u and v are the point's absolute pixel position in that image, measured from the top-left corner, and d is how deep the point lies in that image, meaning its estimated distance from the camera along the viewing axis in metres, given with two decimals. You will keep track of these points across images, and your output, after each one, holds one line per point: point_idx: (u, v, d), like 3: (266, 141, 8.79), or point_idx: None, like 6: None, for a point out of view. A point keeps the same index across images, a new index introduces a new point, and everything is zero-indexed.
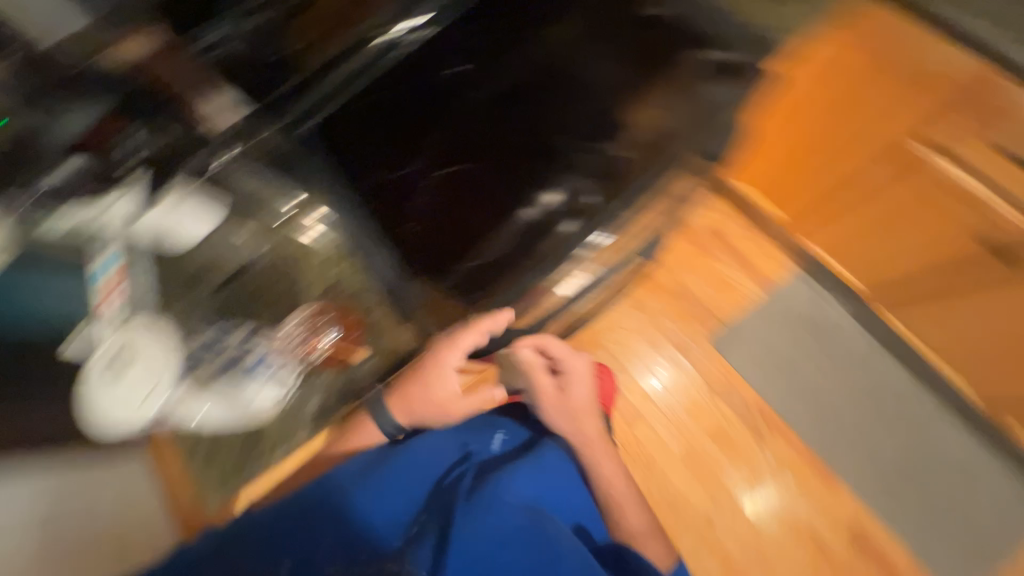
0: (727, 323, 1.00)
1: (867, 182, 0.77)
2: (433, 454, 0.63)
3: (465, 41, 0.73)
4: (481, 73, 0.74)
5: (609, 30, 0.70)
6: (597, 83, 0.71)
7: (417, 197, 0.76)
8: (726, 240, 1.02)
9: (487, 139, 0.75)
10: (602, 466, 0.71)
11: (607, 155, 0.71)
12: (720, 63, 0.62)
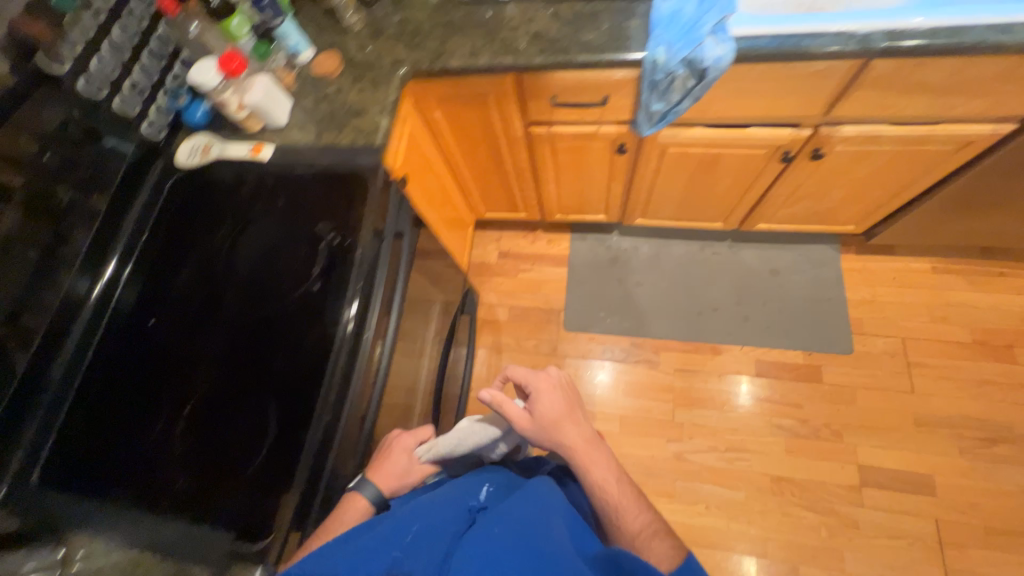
0: (605, 149, 1.19)
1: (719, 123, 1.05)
2: (450, 513, 0.69)
3: (305, 227, 0.86)
4: (313, 265, 0.83)
5: (264, 212, 0.89)
6: (270, 255, 0.86)
7: (261, 393, 0.75)
8: (625, 163, 1.24)
9: (311, 335, 0.77)
10: (590, 468, 0.81)
11: (305, 304, 0.81)
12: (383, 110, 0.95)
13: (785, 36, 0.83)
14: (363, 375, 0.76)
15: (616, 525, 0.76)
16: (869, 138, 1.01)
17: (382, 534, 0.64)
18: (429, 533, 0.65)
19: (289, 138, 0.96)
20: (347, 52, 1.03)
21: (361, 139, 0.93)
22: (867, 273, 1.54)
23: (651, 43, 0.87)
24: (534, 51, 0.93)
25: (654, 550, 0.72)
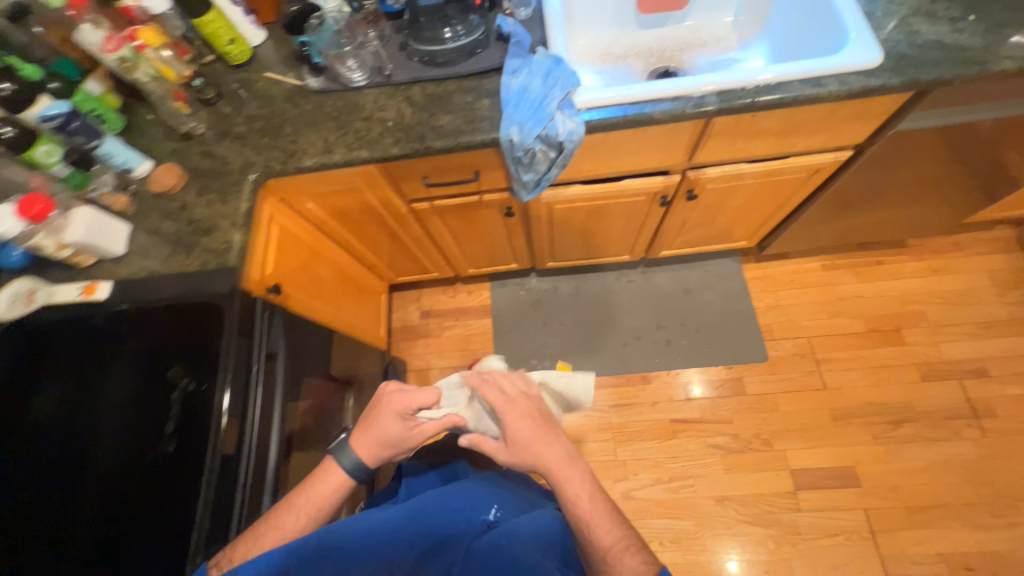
0: (492, 213, 1.16)
1: (591, 182, 1.06)
2: (463, 524, 0.64)
3: (154, 372, 0.76)
4: (166, 419, 0.73)
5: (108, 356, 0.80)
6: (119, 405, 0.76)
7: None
8: (520, 222, 1.23)
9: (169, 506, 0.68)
10: (565, 485, 0.69)
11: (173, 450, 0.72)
12: (237, 216, 0.87)
13: (628, 104, 0.85)
14: (253, 517, 0.71)
15: (585, 536, 0.66)
16: (733, 176, 1.06)
17: (383, 530, 0.59)
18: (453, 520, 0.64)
19: (130, 267, 0.85)
20: (191, 160, 0.94)
21: (212, 261, 0.84)
22: (768, 279, 1.63)
23: (505, 123, 0.86)
24: (390, 141, 0.89)
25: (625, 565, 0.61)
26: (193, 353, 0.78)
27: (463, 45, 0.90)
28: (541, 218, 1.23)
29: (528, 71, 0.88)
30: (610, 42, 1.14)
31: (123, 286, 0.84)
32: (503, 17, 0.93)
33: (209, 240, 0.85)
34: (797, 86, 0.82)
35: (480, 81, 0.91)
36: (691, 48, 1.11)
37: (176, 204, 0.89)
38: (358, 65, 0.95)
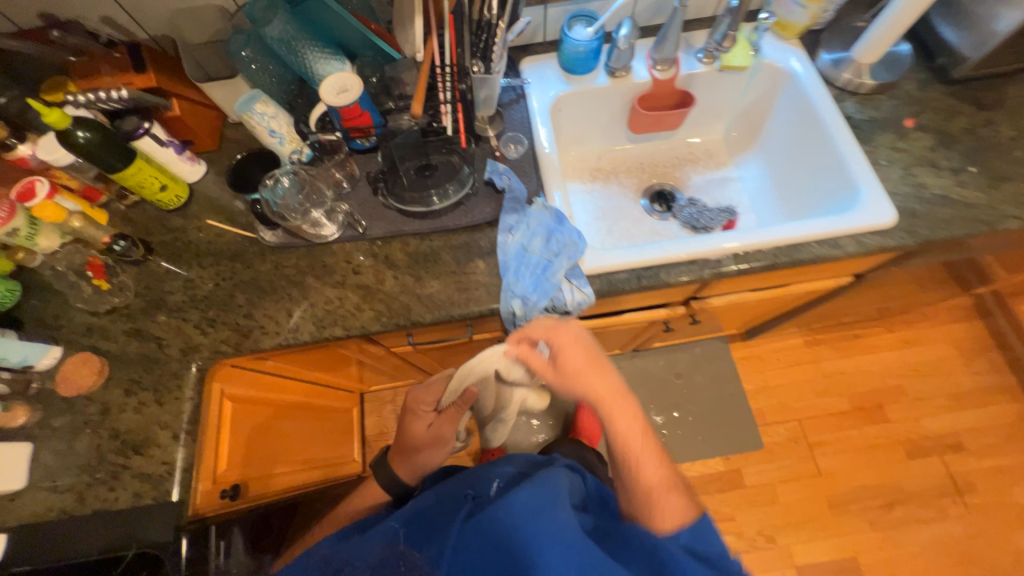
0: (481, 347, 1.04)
1: (595, 318, 0.98)
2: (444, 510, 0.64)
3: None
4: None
5: None
6: None
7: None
8: None
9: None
10: (617, 421, 0.63)
11: None
12: (178, 425, 0.70)
13: (642, 268, 0.76)
14: None
15: (628, 469, 0.64)
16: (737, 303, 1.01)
17: (383, 541, 0.61)
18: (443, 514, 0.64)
19: (34, 507, 0.66)
20: (113, 342, 0.75)
21: (148, 493, 0.66)
22: (755, 358, 1.61)
23: (504, 293, 0.75)
24: (371, 316, 0.76)
25: (669, 498, 0.61)
26: None
27: (450, 196, 0.79)
28: None
29: (528, 228, 0.78)
30: (599, 156, 1.06)
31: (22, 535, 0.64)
32: (493, 160, 0.83)
33: (143, 462, 0.68)
34: (816, 245, 0.77)
35: (472, 237, 0.80)
36: (684, 164, 1.06)
37: (94, 409, 0.71)
38: (324, 217, 0.80)
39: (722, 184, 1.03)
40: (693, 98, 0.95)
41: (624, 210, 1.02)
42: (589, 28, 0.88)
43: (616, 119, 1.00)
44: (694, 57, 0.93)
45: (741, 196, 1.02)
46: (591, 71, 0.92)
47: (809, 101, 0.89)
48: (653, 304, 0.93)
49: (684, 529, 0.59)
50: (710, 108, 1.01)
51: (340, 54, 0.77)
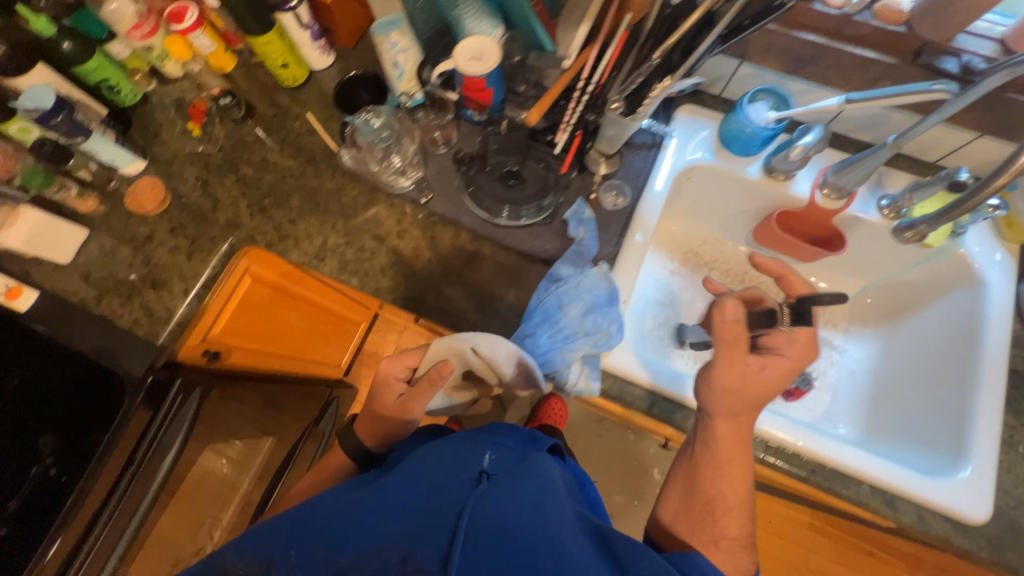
0: None
1: None
2: (454, 468, 0.48)
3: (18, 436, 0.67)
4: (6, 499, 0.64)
5: None
6: None
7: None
8: None
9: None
10: (717, 462, 0.55)
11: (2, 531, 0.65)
12: (191, 283, 0.77)
13: (660, 393, 0.68)
14: None
15: (700, 507, 0.54)
16: None
17: (334, 515, 0.44)
18: (395, 491, 0.46)
19: (68, 284, 0.76)
20: (183, 182, 0.82)
21: (143, 327, 0.75)
22: None
23: (514, 338, 0.70)
24: (386, 284, 0.75)
25: (734, 559, 0.51)
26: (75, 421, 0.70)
27: (519, 216, 0.74)
28: None
29: (575, 294, 0.70)
30: (705, 240, 0.94)
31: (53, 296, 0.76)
32: (583, 201, 0.74)
33: (152, 295, 0.76)
34: (868, 486, 0.63)
35: (519, 265, 0.74)
36: (788, 299, 0.91)
37: (142, 231, 0.79)
38: (401, 169, 0.79)
39: (816, 344, 0.88)
40: (843, 245, 0.77)
41: (692, 309, 0.91)
42: (773, 111, 0.72)
43: (745, 215, 0.86)
44: (874, 202, 0.75)
45: (829, 369, 0.85)
46: (747, 155, 0.77)
47: (983, 329, 0.70)
48: None
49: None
50: (856, 260, 0.84)
51: (495, 18, 0.69)
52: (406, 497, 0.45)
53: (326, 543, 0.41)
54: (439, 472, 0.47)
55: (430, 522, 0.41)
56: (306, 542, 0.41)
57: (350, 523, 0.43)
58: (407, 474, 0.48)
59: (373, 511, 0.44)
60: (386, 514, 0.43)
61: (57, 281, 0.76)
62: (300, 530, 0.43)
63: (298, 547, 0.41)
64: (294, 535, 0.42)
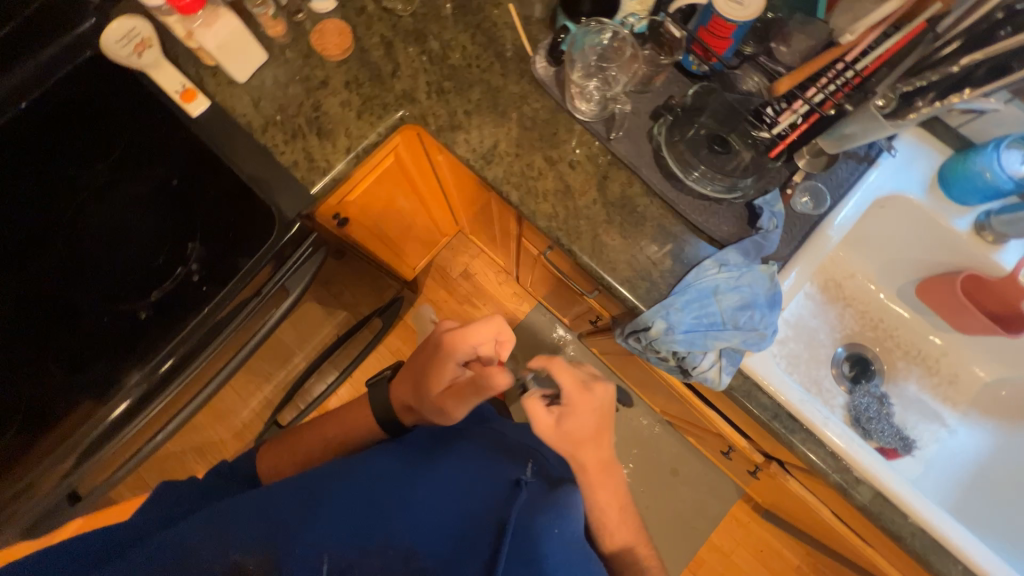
0: (581, 303, 1.00)
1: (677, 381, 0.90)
2: (493, 478, 0.60)
3: (173, 234, 0.71)
4: (154, 287, 0.69)
5: (164, 165, 0.73)
6: (136, 230, 0.71)
7: (17, 393, 0.67)
8: (596, 326, 1.08)
9: (101, 357, 0.68)
10: (597, 490, 0.69)
11: (139, 316, 0.69)
12: (355, 141, 0.74)
13: (786, 409, 0.65)
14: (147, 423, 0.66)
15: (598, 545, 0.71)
16: (808, 504, 0.89)
17: (374, 484, 0.61)
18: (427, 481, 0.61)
19: (236, 103, 0.75)
20: (367, 36, 0.78)
21: (301, 170, 0.73)
22: (745, 531, 1.47)
23: (658, 306, 0.68)
24: (546, 210, 0.72)
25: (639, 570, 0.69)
26: (220, 236, 0.71)
27: (710, 185, 0.69)
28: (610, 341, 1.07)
29: (739, 285, 0.66)
30: (854, 274, 0.87)
31: (220, 107, 0.74)
32: (779, 192, 0.68)
33: (315, 142, 0.74)
34: (959, 568, 0.62)
35: (685, 236, 0.70)
36: (916, 362, 0.86)
37: (319, 71, 0.76)
38: (592, 96, 0.73)
39: (927, 415, 0.84)
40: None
41: (815, 338, 0.87)
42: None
43: (918, 264, 0.79)
44: None
45: (931, 444, 0.82)
46: (963, 204, 0.70)
47: None
48: (753, 435, 0.82)
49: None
50: (1013, 347, 0.79)
51: None
52: (427, 490, 0.59)
53: (350, 502, 0.58)
54: (474, 480, 0.59)
55: (455, 526, 0.53)
56: (338, 502, 0.58)
57: (375, 491, 0.59)
58: (448, 475, 0.61)
59: (394, 488, 0.60)
60: (398, 499, 0.58)
61: (227, 96, 0.75)
62: (337, 488, 0.61)
63: (334, 501, 0.58)
64: (337, 493, 0.60)
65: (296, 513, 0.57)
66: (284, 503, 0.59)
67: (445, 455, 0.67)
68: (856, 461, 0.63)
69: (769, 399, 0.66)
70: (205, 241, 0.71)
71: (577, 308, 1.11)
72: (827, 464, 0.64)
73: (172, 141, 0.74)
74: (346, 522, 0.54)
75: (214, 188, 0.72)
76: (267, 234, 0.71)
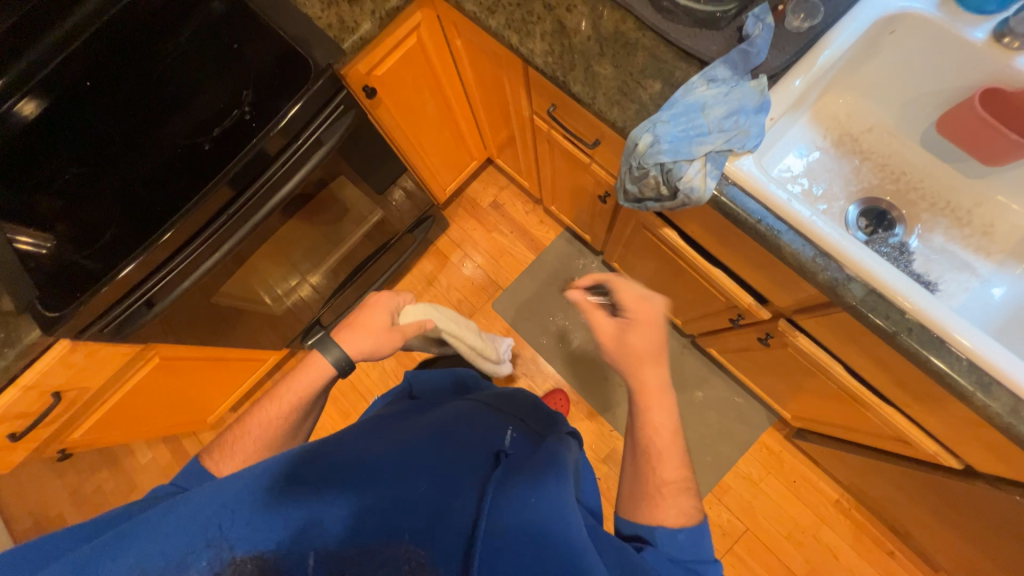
0: (590, 180, 1.04)
1: (682, 240, 0.91)
2: (471, 449, 0.62)
3: (232, 86, 0.86)
4: (215, 125, 0.84)
5: (226, 34, 0.89)
6: (203, 85, 0.87)
7: (109, 205, 0.83)
8: (607, 211, 1.11)
9: (173, 179, 0.83)
10: (652, 412, 0.66)
11: (203, 149, 0.84)
12: (381, 4, 0.86)
13: (775, 214, 0.66)
14: (206, 241, 0.89)
15: (647, 465, 0.65)
16: (821, 366, 0.85)
17: (340, 459, 0.57)
18: (404, 456, 0.58)
19: None
20: None
21: (334, 30, 0.85)
22: (775, 459, 1.40)
23: (646, 123, 0.71)
24: (542, 48, 0.78)
25: (678, 504, 0.62)
26: (266, 85, 0.85)
27: (697, 8, 0.72)
28: (621, 226, 1.10)
29: (725, 94, 0.69)
30: (870, 127, 0.84)
31: None
32: (769, 9, 0.70)
33: (346, 7, 0.86)
34: (962, 362, 0.59)
35: (676, 61, 0.74)
36: (942, 213, 0.81)
37: None
38: None
39: (955, 266, 0.79)
40: None
41: (828, 191, 0.84)
42: None
43: (939, 97, 0.76)
44: None
45: (960, 294, 0.77)
46: (979, 14, 0.69)
47: None
48: (754, 279, 0.81)
49: (683, 530, 0.59)
50: None
51: None
52: (406, 468, 0.56)
53: (315, 495, 0.51)
54: (451, 466, 0.58)
55: (450, 497, 0.54)
56: (301, 491, 0.51)
57: (346, 471, 0.55)
58: (427, 449, 0.60)
59: (368, 464, 0.56)
60: (372, 477, 0.54)
61: None
62: (294, 474, 0.53)
63: (298, 486, 0.52)
64: (297, 477, 0.53)
65: (251, 514, 0.49)
66: (231, 496, 0.50)
67: (422, 427, 0.65)
68: (843, 264, 0.63)
69: (754, 202, 0.67)
70: (253, 89, 0.85)
71: (591, 198, 1.14)
72: (820, 261, 0.64)
73: (233, 14, 0.89)
74: (330, 533, 0.49)
75: (264, 48, 0.86)
76: (305, 79, 0.84)
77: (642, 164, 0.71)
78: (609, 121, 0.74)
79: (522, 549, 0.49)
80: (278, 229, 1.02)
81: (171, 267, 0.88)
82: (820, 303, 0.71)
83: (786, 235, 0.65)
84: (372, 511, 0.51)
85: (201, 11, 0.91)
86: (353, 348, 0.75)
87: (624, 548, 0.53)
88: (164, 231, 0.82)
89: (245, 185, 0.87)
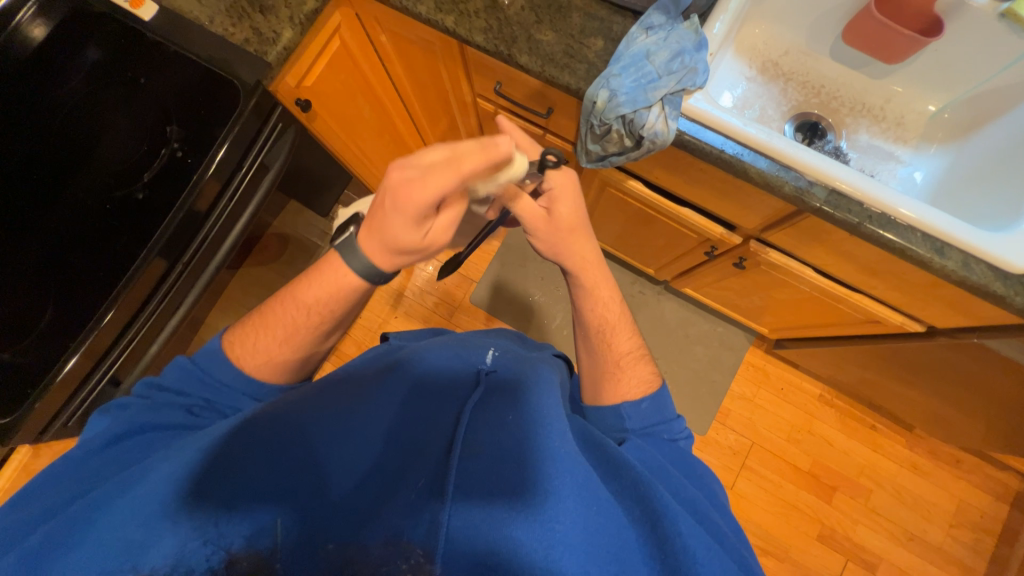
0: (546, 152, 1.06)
1: (647, 189, 0.95)
2: (451, 375, 0.59)
3: (150, 123, 0.78)
4: (144, 170, 0.76)
5: (120, 67, 0.79)
6: (108, 128, 0.77)
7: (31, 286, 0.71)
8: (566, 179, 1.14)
9: (108, 239, 0.74)
10: (600, 289, 0.69)
11: (136, 197, 0.76)
12: (301, 11, 0.81)
13: (733, 139, 0.71)
14: (159, 307, 0.79)
15: (601, 345, 0.68)
16: (792, 273, 0.93)
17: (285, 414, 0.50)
18: (370, 403, 0.53)
19: (182, 4, 0.82)
20: None
21: (253, 45, 0.80)
22: (762, 373, 1.52)
23: (599, 80, 0.72)
24: (479, 26, 0.77)
25: (637, 371, 0.66)
26: (192, 119, 0.78)
27: None
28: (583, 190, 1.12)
29: (664, 40, 0.72)
30: (786, 50, 0.92)
31: (167, 10, 0.81)
32: None
33: (262, 19, 0.81)
34: (916, 234, 0.67)
35: (611, 18, 0.77)
36: (862, 114, 0.91)
37: None
38: None
39: (882, 158, 0.89)
40: (942, 31, 0.76)
41: (765, 115, 0.91)
42: None
43: (839, 13, 0.85)
44: None
45: (891, 180, 0.87)
46: None
47: None
48: (721, 208, 0.87)
49: (645, 399, 0.62)
50: (944, 68, 0.83)
51: None
52: (373, 414, 0.52)
53: (264, 454, 0.45)
54: (427, 404, 0.55)
55: (431, 428, 0.52)
56: (246, 452, 0.45)
57: (304, 425, 0.48)
58: (395, 391, 0.55)
59: (327, 411, 0.50)
60: (335, 429, 0.49)
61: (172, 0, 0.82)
62: (239, 440, 0.45)
63: (242, 442, 0.45)
64: (245, 435, 0.46)
65: (187, 479, 0.42)
66: (162, 464, 0.44)
67: (390, 364, 0.60)
68: (801, 170, 0.69)
69: (715, 134, 0.71)
70: (181, 126, 0.78)
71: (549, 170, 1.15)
72: (778, 176, 0.70)
73: (128, 45, 0.80)
74: (279, 492, 0.43)
75: (178, 78, 0.79)
76: (235, 104, 0.78)
77: (602, 122, 0.74)
78: (562, 86, 0.76)
79: (499, 468, 0.46)
80: (231, 278, 0.94)
81: (125, 343, 0.78)
82: (787, 214, 0.77)
83: (751, 158, 0.70)
84: (333, 465, 0.47)
85: (83, 46, 0.79)
86: (381, 251, 0.56)
87: (603, 443, 0.52)
88: (109, 313, 0.73)
89: (190, 237, 0.79)
